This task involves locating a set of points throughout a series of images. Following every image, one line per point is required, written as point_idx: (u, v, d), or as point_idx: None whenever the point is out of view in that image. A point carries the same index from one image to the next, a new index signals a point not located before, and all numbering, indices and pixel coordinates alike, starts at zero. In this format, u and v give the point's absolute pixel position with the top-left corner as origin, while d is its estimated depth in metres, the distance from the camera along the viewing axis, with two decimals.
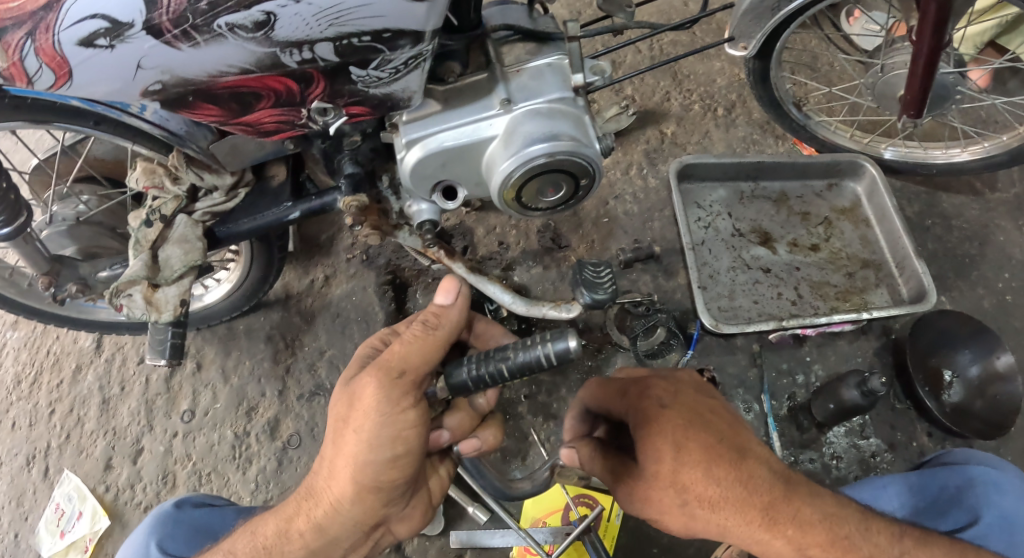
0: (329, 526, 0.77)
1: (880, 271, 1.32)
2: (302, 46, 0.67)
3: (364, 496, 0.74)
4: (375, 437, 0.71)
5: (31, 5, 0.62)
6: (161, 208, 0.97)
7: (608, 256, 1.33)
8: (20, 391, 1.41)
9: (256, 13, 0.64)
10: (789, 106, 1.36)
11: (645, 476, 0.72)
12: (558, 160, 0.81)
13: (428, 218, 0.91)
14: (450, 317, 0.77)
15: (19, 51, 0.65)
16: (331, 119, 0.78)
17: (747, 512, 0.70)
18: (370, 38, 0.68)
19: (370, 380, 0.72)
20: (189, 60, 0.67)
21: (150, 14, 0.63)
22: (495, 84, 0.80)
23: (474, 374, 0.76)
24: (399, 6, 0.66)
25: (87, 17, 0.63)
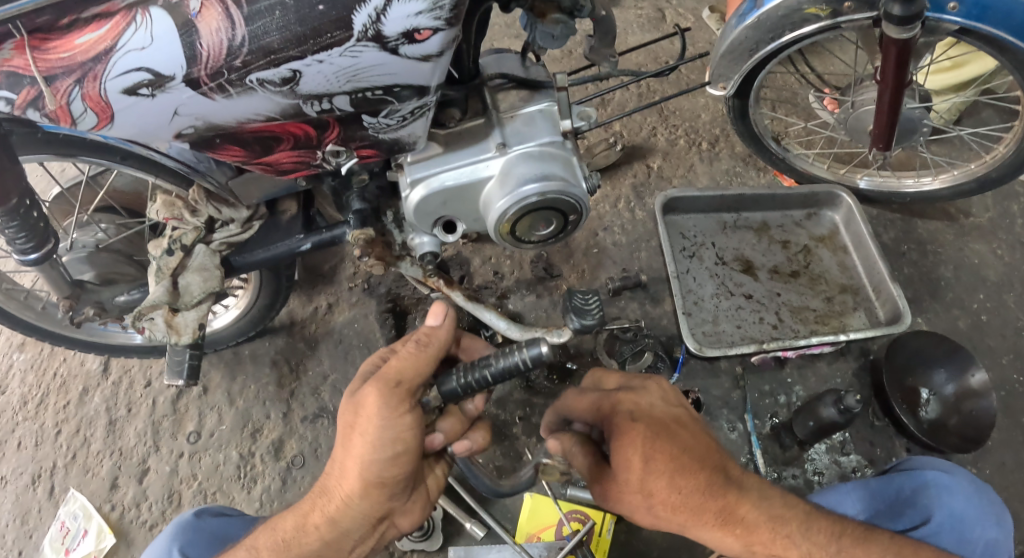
0: (341, 519, 0.83)
1: (857, 296, 1.39)
2: (322, 98, 0.75)
3: (371, 491, 0.80)
4: (379, 439, 0.77)
5: (80, 56, 0.70)
6: (181, 238, 1.02)
7: (598, 285, 1.41)
8: (28, 412, 1.46)
9: (283, 70, 0.71)
10: (769, 140, 1.44)
11: (618, 480, 0.80)
12: (549, 199, 0.89)
13: (429, 250, 0.98)
14: (439, 335, 0.85)
15: (67, 97, 0.72)
16: (343, 160, 0.86)
17: (703, 515, 0.79)
18: (383, 91, 0.76)
19: (370, 389, 0.78)
20: (222, 108, 0.75)
21: (190, 69, 0.70)
22: (491, 129, 0.89)
23: (462, 382, 0.83)
24: (410, 64, 0.73)
25: (132, 69, 0.70)
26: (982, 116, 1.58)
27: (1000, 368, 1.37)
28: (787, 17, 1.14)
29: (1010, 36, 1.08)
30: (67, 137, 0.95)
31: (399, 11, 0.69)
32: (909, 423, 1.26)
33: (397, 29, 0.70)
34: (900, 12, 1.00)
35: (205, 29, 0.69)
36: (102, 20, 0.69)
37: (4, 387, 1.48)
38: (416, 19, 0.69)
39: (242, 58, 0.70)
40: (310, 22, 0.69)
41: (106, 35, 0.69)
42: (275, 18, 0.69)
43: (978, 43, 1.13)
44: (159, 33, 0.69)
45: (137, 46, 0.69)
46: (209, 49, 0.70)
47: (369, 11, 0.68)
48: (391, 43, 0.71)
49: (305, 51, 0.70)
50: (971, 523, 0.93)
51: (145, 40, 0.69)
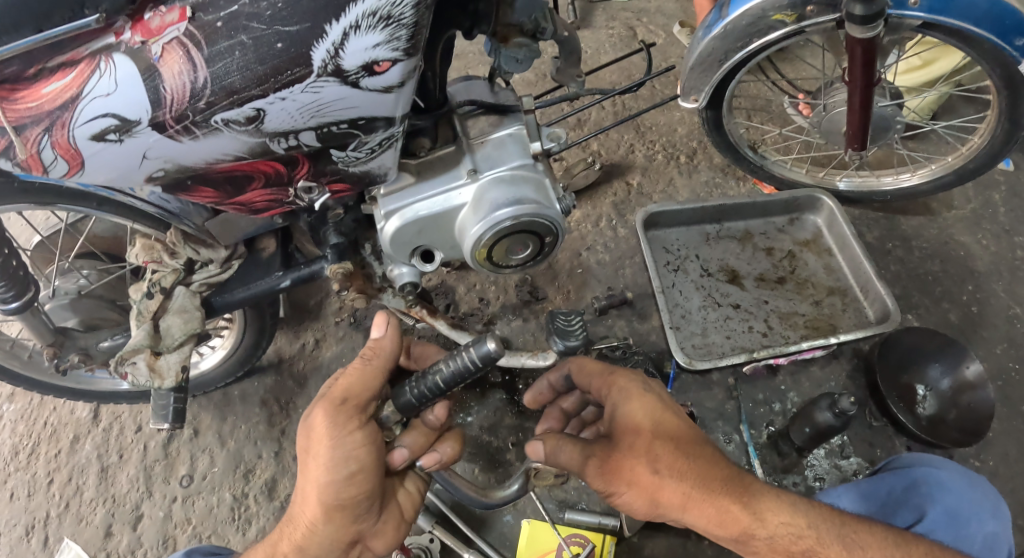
0: (308, 548, 0.81)
1: (846, 297, 1.39)
2: (288, 135, 0.75)
3: (333, 515, 0.79)
4: (331, 459, 0.77)
5: (47, 105, 0.69)
6: (161, 281, 1.02)
7: (584, 305, 1.40)
8: (18, 463, 1.43)
9: (247, 110, 0.71)
10: (745, 149, 1.45)
11: (622, 445, 0.80)
12: (523, 222, 0.88)
13: (408, 280, 0.97)
14: (384, 347, 0.84)
15: (37, 146, 0.71)
16: (316, 196, 0.85)
17: (708, 482, 0.78)
18: (348, 125, 0.76)
19: (317, 410, 0.79)
20: (189, 150, 0.74)
21: (155, 112, 0.70)
22: (462, 156, 0.89)
23: (416, 392, 0.82)
24: (371, 97, 0.73)
25: (98, 116, 0.70)
26: (957, 111, 1.59)
27: (995, 359, 1.37)
28: (753, 24, 1.15)
29: (974, 27, 1.09)
30: (43, 185, 0.92)
31: (357, 44, 0.69)
32: (906, 421, 1.25)
33: (357, 62, 0.70)
34: (862, 11, 1.00)
35: (168, 73, 0.69)
36: (67, 69, 0.69)
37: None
38: (374, 52, 0.70)
39: (205, 100, 0.70)
40: (270, 61, 0.69)
41: (72, 83, 0.69)
42: (235, 58, 0.69)
43: (942, 37, 1.13)
44: (122, 77, 0.69)
45: (102, 92, 0.69)
46: (172, 93, 0.69)
47: (327, 46, 0.68)
48: (351, 76, 0.71)
49: (267, 90, 0.70)
50: (966, 517, 0.93)
51: (109, 86, 0.69)
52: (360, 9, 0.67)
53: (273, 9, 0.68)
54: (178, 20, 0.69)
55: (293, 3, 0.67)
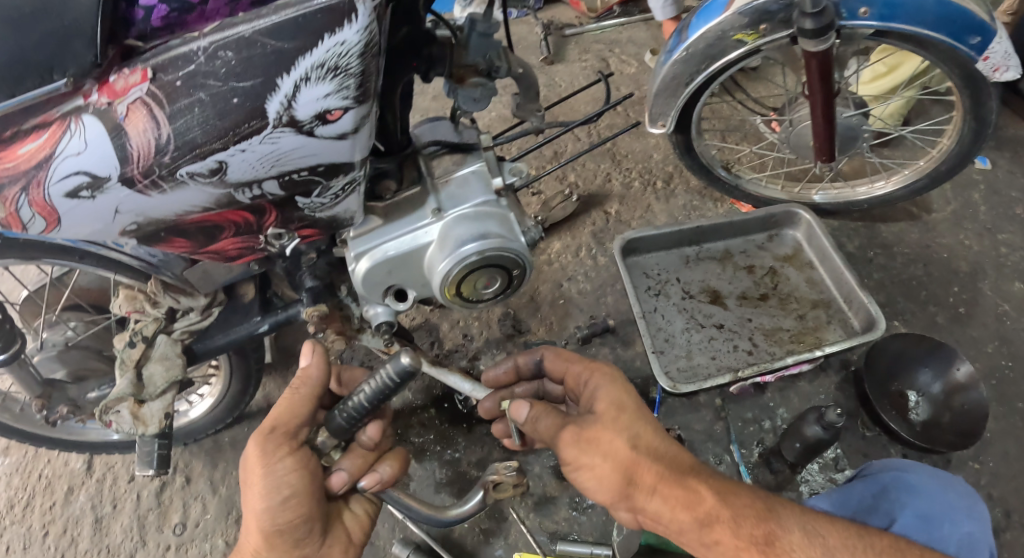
0: None
1: (829, 309, 1.39)
2: (252, 185, 0.77)
3: (273, 542, 0.82)
4: (265, 486, 0.80)
5: (23, 165, 0.71)
6: (143, 330, 1.03)
7: (568, 334, 1.41)
8: (12, 516, 1.43)
9: (210, 162, 0.73)
10: (719, 170, 1.47)
11: (601, 417, 0.82)
12: (489, 257, 0.89)
13: (384, 319, 0.96)
14: (311, 376, 0.88)
15: (15, 204, 0.73)
16: (286, 242, 0.88)
17: (678, 467, 0.80)
18: (308, 172, 0.78)
19: (249, 443, 0.83)
20: (158, 204, 0.76)
21: (124, 169, 0.72)
22: (427, 196, 0.90)
23: (346, 415, 0.85)
24: (329, 144, 0.76)
25: (71, 173, 0.71)
26: (930, 113, 1.61)
27: (987, 358, 1.35)
28: (713, 45, 1.18)
29: (927, 30, 1.11)
30: (28, 241, 0.94)
31: (308, 95, 0.71)
32: (899, 428, 1.23)
33: (309, 112, 0.72)
34: (812, 25, 1.03)
35: (133, 130, 0.70)
36: (41, 130, 0.70)
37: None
38: (326, 102, 0.72)
39: (169, 155, 0.72)
40: (228, 115, 0.70)
41: (45, 143, 0.70)
42: (195, 114, 0.70)
43: (898, 43, 1.15)
44: (92, 137, 0.70)
45: (73, 151, 0.70)
46: (138, 150, 0.71)
47: (281, 98, 0.70)
48: (306, 126, 0.73)
49: (227, 142, 0.72)
50: (939, 519, 0.91)
51: (80, 145, 0.70)
52: (309, 62, 0.69)
53: (228, 65, 0.69)
54: (140, 81, 0.69)
55: (246, 59, 0.69)
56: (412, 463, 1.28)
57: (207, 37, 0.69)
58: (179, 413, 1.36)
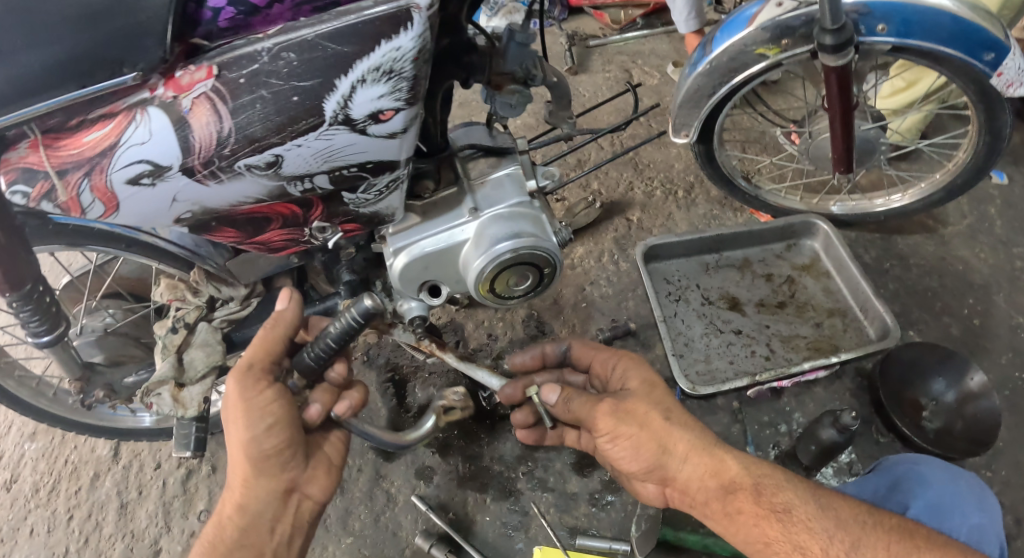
0: (248, 503, 0.89)
1: (845, 318, 1.42)
2: (304, 178, 0.81)
3: (262, 466, 0.88)
4: (247, 416, 0.85)
5: (88, 152, 0.73)
6: (184, 317, 1.06)
7: (589, 336, 1.44)
8: (38, 499, 1.48)
9: (267, 155, 0.77)
10: (739, 180, 1.51)
11: (637, 395, 0.92)
12: (522, 255, 0.93)
13: (417, 313, 1.00)
14: (285, 317, 0.92)
15: (76, 189, 0.75)
16: (329, 235, 0.92)
17: (706, 439, 0.89)
18: (357, 168, 0.82)
19: (228, 381, 0.87)
20: (216, 193, 0.79)
21: (185, 159, 0.75)
22: (463, 196, 0.95)
23: (315, 354, 0.92)
24: (379, 142, 0.80)
25: (134, 162, 0.74)
26: (948, 128, 1.64)
27: (1000, 369, 1.37)
28: (737, 58, 1.21)
29: (942, 47, 1.15)
30: (76, 228, 0.98)
31: (364, 96, 0.75)
32: (911, 434, 1.26)
33: (364, 112, 0.76)
34: (832, 41, 1.06)
35: (197, 124, 0.73)
36: (106, 120, 0.73)
37: (15, 477, 1.51)
38: (379, 102, 0.76)
39: (230, 147, 0.75)
40: (287, 112, 0.74)
41: (110, 132, 0.73)
42: (256, 110, 0.73)
43: (914, 58, 1.20)
44: (157, 128, 0.73)
45: (138, 141, 0.73)
46: (200, 142, 0.74)
47: (337, 98, 0.74)
48: (359, 124, 0.77)
49: (284, 137, 0.76)
50: (949, 510, 0.95)
51: (145, 135, 0.73)
52: (366, 65, 0.73)
53: (290, 65, 0.72)
54: (205, 78, 0.72)
55: (307, 60, 0.72)
56: (436, 458, 1.33)
57: (272, 38, 0.72)
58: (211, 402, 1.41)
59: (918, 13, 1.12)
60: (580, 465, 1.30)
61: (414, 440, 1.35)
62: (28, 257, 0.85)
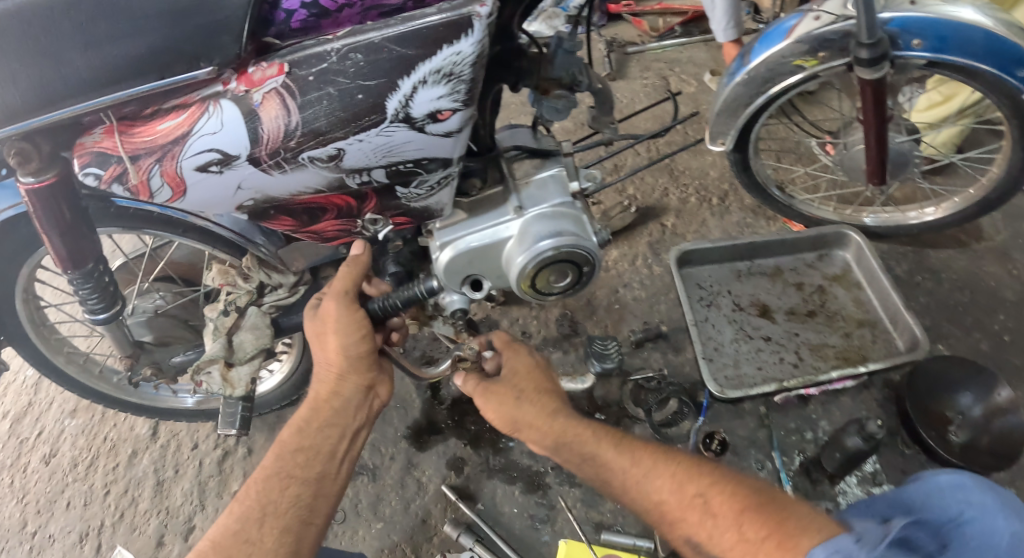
0: (339, 400, 0.98)
1: (875, 329, 1.43)
2: (362, 172, 0.85)
3: (356, 368, 0.98)
4: (348, 330, 0.95)
5: (161, 140, 0.77)
6: (236, 301, 1.10)
7: (621, 337, 1.47)
8: (77, 474, 1.54)
9: (330, 148, 0.81)
10: (773, 189, 1.53)
11: (501, 393, 1.00)
12: (564, 253, 0.96)
13: (459, 305, 1.03)
14: (361, 261, 0.97)
15: (147, 174, 0.79)
16: (380, 228, 0.96)
17: (556, 427, 0.97)
18: (412, 164, 0.86)
19: (327, 304, 0.95)
20: (278, 182, 0.83)
21: (253, 149, 0.79)
22: (508, 195, 0.98)
23: (384, 303, 0.98)
24: (435, 140, 0.83)
25: (204, 150, 0.78)
26: (985, 143, 1.63)
27: None
28: (775, 70, 1.24)
29: (976, 64, 1.16)
30: (135, 213, 1.02)
31: (424, 96, 0.78)
32: (935, 446, 1.26)
33: (423, 111, 0.80)
34: (867, 56, 1.08)
35: (266, 117, 0.77)
36: (180, 110, 0.77)
37: (55, 451, 1.58)
38: (438, 103, 0.79)
39: (296, 139, 0.79)
40: (351, 109, 0.78)
41: (184, 122, 0.77)
42: (322, 106, 0.77)
43: (948, 74, 1.20)
44: (228, 119, 0.77)
45: (209, 130, 0.77)
46: (268, 134, 0.78)
47: (399, 97, 0.78)
48: (418, 123, 0.81)
49: (348, 132, 0.80)
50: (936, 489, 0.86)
51: (216, 126, 0.77)
52: (428, 67, 0.76)
53: (357, 66, 0.76)
54: (277, 73, 0.76)
55: (373, 61, 0.76)
56: (468, 449, 1.38)
57: (341, 40, 0.76)
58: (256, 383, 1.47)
59: (953, 30, 1.13)
60: None
61: (447, 431, 1.40)
62: (92, 233, 0.88)
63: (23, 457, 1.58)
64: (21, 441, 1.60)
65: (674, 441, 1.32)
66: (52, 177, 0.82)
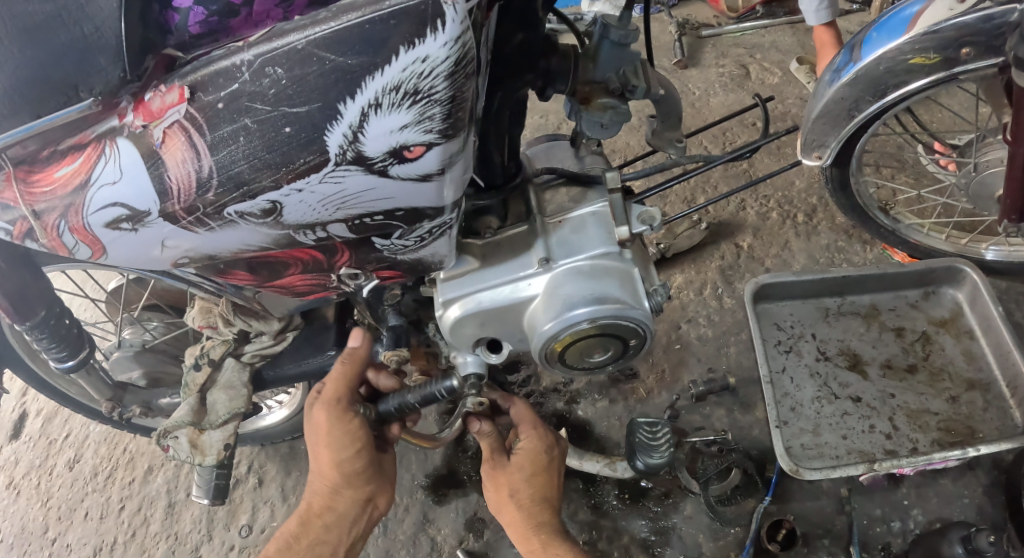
0: (333, 514, 0.88)
1: (988, 393, 1.16)
2: (315, 227, 0.64)
3: (352, 479, 0.87)
4: (340, 442, 0.84)
5: (60, 191, 0.60)
6: (210, 351, 0.95)
7: (680, 387, 1.27)
8: (96, 484, 1.42)
9: (261, 202, 0.61)
10: (876, 212, 1.25)
11: (497, 474, 0.91)
12: (602, 324, 0.74)
13: (473, 370, 0.83)
14: (359, 355, 0.87)
15: (56, 231, 0.62)
16: (363, 281, 0.76)
17: (525, 532, 0.88)
18: (383, 216, 0.64)
19: (317, 413, 0.84)
20: (210, 241, 0.65)
21: (163, 203, 0.60)
22: (535, 239, 0.76)
23: (398, 402, 0.87)
24: (408, 187, 0.61)
25: (108, 205, 0.60)
26: None
27: None
28: (891, 70, 0.96)
29: None
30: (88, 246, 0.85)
31: (379, 126, 0.56)
32: None
33: (381, 148, 0.57)
34: None
35: (171, 162, 0.58)
36: (75, 152, 0.59)
37: (78, 457, 1.47)
38: (402, 135, 0.56)
39: (213, 192, 0.59)
40: (279, 148, 0.57)
41: (81, 168, 0.59)
42: (240, 145, 0.57)
43: None
44: (127, 165, 0.58)
45: (109, 180, 0.59)
46: (177, 183, 0.59)
47: (343, 129, 0.56)
48: (377, 164, 0.58)
49: (280, 180, 0.59)
50: None
51: (115, 174, 0.59)
52: (380, 83, 0.53)
53: (277, 85, 0.54)
54: (179, 101, 0.56)
55: (299, 78, 0.54)
56: (490, 510, 1.21)
57: (253, 48, 0.54)
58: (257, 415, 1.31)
59: None
60: (650, 543, 1.16)
61: (469, 485, 1.24)
62: (37, 279, 0.80)
63: (50, 459, 1.47)
64: (50, 442, 1.50)
65: (732, 524, 1.14)
66: None
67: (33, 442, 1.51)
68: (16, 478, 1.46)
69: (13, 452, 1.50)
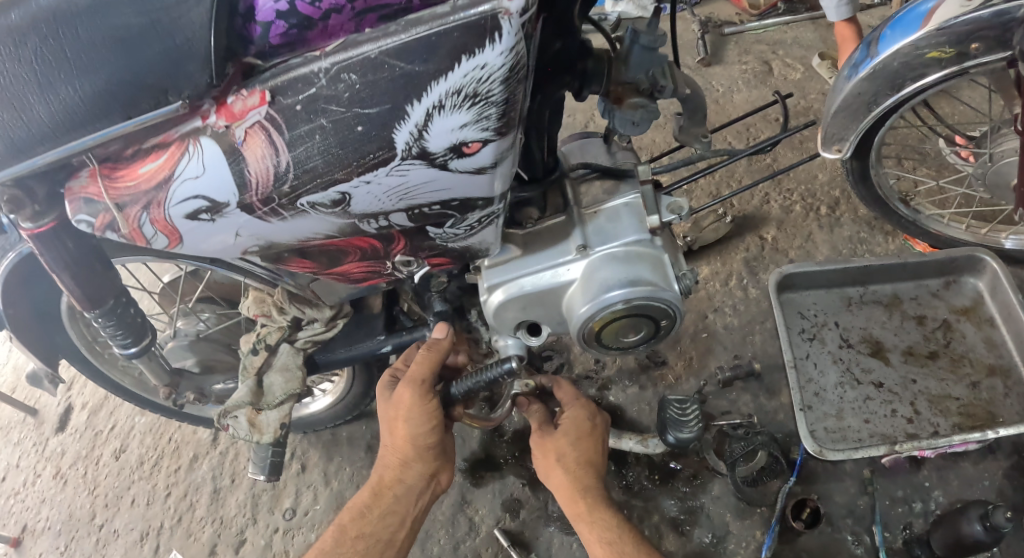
0: (402, 486, 0.94)
1: (1008, 379, 1.20)
2: (378, 216, 0.71)
3: (424, 454, 0.93)
4: (421, 419, 0.90)
5: (143, 186, 0.68)
6: (266, 337, 1.03)
7: (707, 373, 1.33)
8: (142, 472, 1.51)
9: (332, 193, 0.68)
10: (896, 203, 1.29)
11: (545, 444, 0.98)
12: (636, 305, 0.80)
13: (514, 352, 0.90)
14: (441, 346, 0.92)
15: (137, 222, 0.70)
16: (415, 268, 0.83)
17: (572, 493, 0.95)
18: (440, 206, 0.71)
19: (402, 390, 0.90)
20: (278, 229, 0.72)
21: (243, 195, 0.68)
22: (572, 228, 0.82)
23: (462, 388, 0.90)
24: (464, 179, 0.68)
25: (189, 197, 0.68)
26: None
27: None
28: (908, 64, 1.01)
29: None
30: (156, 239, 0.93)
31: (442, 125, 0.62)
32: None
33: (443, 144, 0.64)
34: None
35: (252, 157, 0.65)
36: (159, 150, 0.66)
37: (123, 448, 1.55)
38: (462, 133, 0.63)
39: (289, 184, 0.67)
40: (351, 144, 0.64)
41: (165, 164, 0.67)
42: (315, 142, 0.64)
43: None
44: (209, 161, 0.65)
45: (191, 175, 0.67)
46: (257, 176, 0.66)
47: (410, 127, 0.62)
48: (438, 158, 0.65)
49: (349, 174, 0.66)
50: None
51: (198, 169, 0.66)
52: (443, 87, 0.60)
53: (351, 89, 0.61)
54: (259, 104, 0.63)
55: (372, 83, 0.60)
56: (525, 491, 1.27)
57: (330, 57, 0.60)
58: (302, 404, 1.39)
59: None
60: (679, 522, 1.21)
61: (505, 468, 1.31)
62: (109, 270, 0.80)
63: (96, 450, 1.56)
64: (95, 434, 1.58)
65: (759, 503, 1.19)
66: (51, 222, 0.72)
67: (79, 434, 1.59)
68: (63, 468, 1.55)
69: (59, 444, 1.59)
